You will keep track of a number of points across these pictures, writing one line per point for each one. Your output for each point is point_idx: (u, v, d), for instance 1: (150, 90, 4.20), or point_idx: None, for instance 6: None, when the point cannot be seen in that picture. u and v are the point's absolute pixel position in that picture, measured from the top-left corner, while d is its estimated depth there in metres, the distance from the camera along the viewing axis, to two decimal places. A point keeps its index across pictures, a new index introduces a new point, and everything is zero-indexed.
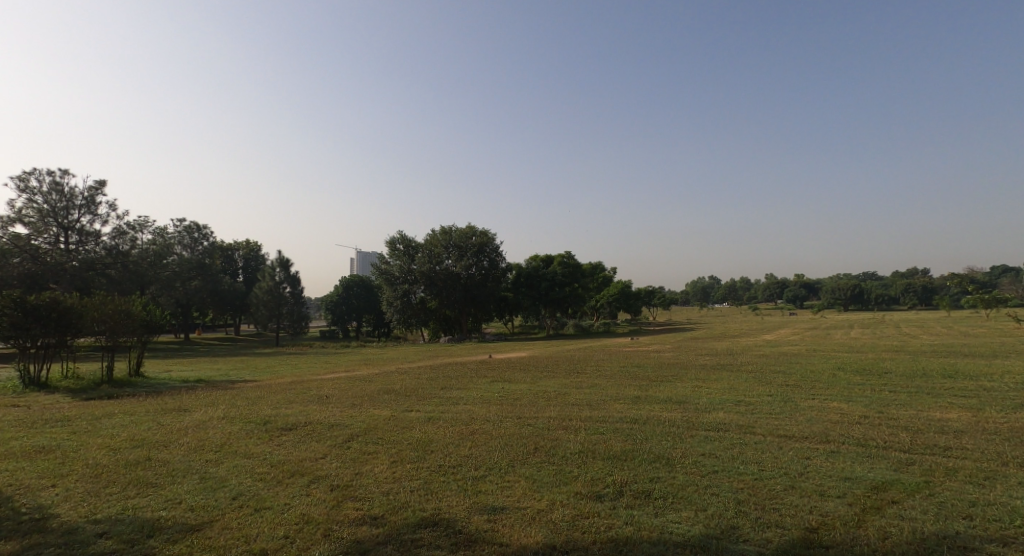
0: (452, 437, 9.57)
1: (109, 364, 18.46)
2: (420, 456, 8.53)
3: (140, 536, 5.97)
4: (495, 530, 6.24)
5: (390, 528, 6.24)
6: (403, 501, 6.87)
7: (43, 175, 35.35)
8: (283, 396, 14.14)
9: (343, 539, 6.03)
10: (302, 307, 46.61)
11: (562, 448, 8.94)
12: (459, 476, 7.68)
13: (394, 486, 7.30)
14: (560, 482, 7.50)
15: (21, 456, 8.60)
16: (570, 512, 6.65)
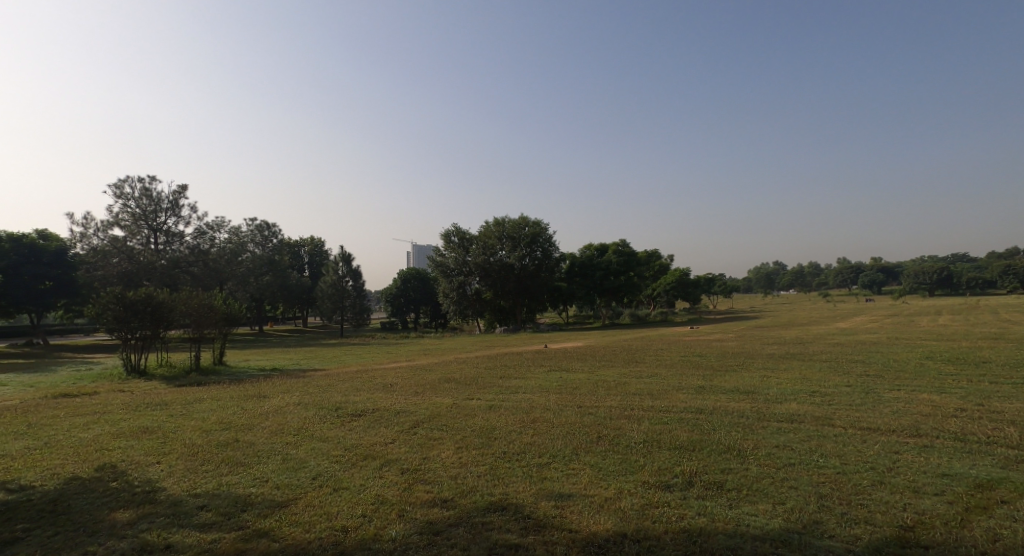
0: (514, 424, 9.70)
1: (196, 354, 19.81)
2: (485, 442, 8.70)
3: (235, 509, 6.37)
4: (564, 517, 6.27)
5: (460, 511, 6.41)
6: (472, 485, 7.03)
7: (136, 182, 38.14)
8: (351, 384, 14.74)
9: (418, 520, 6.22)
10: (364, 298, 48.19)
11: (627, 437, 8.85)
12: (524, 463, 7.78)
13: (462, 471, 7.49)
14: (626, 471, 7.46)
15: (127, 436, 9.37)
16: (639, 501, 6.61)
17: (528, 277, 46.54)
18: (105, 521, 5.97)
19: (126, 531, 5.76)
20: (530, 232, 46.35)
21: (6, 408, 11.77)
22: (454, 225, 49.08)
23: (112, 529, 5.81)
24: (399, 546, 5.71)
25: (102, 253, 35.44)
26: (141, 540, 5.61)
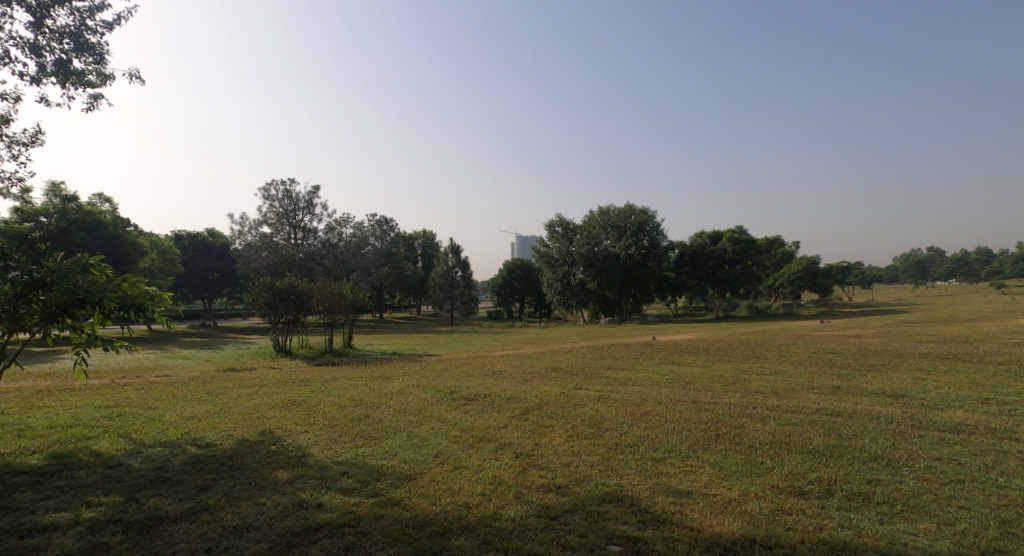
0: (626, 416, 9.46)
1: (329, 337, 21.58)
2: (597, 432, 8.54)
3: (369, 478, 6.76)
4: (684, 514, 5.96)
5: (575, 498, 6.31)
6: (585, 474, 6.92)
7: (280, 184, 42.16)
8: (463, 369, 15.23)
9: (533, 503, 6.21)
10: (472, 288, 49.49)
11: (751, 436, 8.28)
12: (638, 456, 7.52)
13: (575, 459, 7.40)
14: (752, 473, 6.96)
15: (280, 407, 10.34)
16: (770, 505, 6.13)
17: (634, 268, 45.33)
18: (269, 478, 6.57)
19: (285, 488, 6.30)
20: (635, 220, 44.89)
21: (184, 377, 13.49)
22: (558, 215, 48.98)
23: (274, 486, 6.37)
24: (518, 526, 5.70)
25: (255, 248, 40.27)
26: (297, 497, 6.09)
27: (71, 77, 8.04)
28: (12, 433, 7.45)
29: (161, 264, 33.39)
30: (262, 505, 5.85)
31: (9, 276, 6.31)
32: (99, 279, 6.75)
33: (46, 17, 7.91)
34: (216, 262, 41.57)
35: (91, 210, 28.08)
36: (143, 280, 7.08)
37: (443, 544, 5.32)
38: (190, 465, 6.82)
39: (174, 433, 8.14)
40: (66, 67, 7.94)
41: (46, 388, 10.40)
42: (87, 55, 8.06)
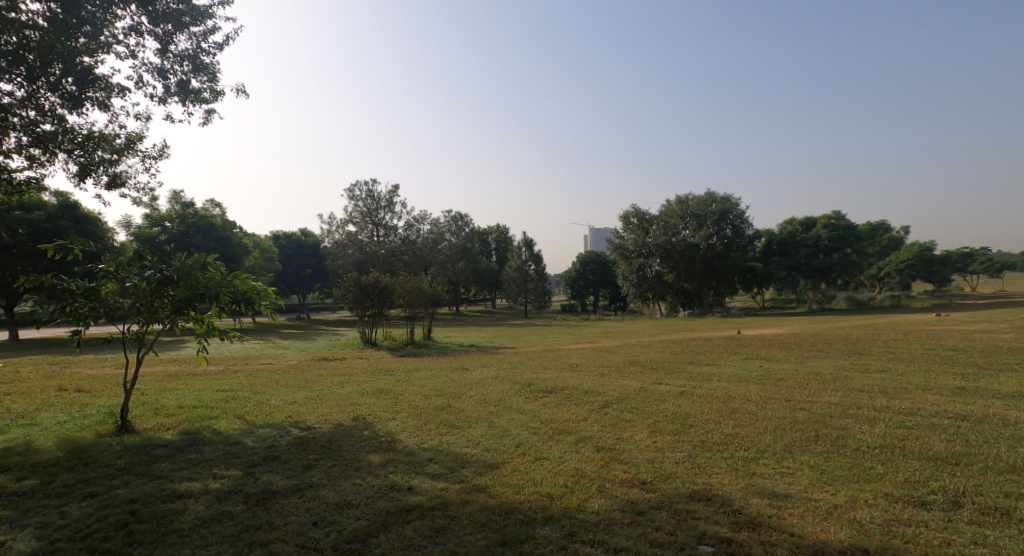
0: (712, 413, 9.28)
1: (410, 330, 22.52)
2: (681, 429, 8.43)
3: (455, 464, 6.98)
4: (782, 518, 5.76)
5: (661, 495, 6.22)
6: (671, 471, 6.83)
7: (363, 184, 44.12)
8: (541, 362, 15.43)
9: (619, 497, 6.16)
10: (546, 282, 49.47)
11: (854, 439, 7.88)
12: (727, 455, 7.35)
13: (658, 455, 7.34)
14: (860, 479, 6.63)
15: (369, 395, 10.96)
16: (882, 514, 5.82)
17: (716, 259, 43.71)
18: (364, 461, 7.02)
19: (379, 471, 6.68)
20: (717, 208, 43.20)
21: (285, 365, 14.59)
22: (634, 206, 48.17)
23: (369, 468, 6.78)
24: (604, 519, 5.67)
25: (342, 246, 42.43)
26: (390, 479, 6.41)
27: (189, 96, 8.86)
28: (148, 411, 8.42)
29: (263, 262, 36.08)
30: (360, 485, 6.24)
31: (144, 274, 7.15)
32: (217, 276, 7.51)
33: (168, 43, 8.75)
34: (309, 260, 44.25)
35: (205, 213, 30.80)
36: (252, 276, 7.79)
37: (529, 532, 5.39)
38: (296, 446, 7.42)
39: (279, 416, 8.85)
40: (186, 87, 8.76)
41: (172, 372, 11.65)
42: (203, 75, 8.87)
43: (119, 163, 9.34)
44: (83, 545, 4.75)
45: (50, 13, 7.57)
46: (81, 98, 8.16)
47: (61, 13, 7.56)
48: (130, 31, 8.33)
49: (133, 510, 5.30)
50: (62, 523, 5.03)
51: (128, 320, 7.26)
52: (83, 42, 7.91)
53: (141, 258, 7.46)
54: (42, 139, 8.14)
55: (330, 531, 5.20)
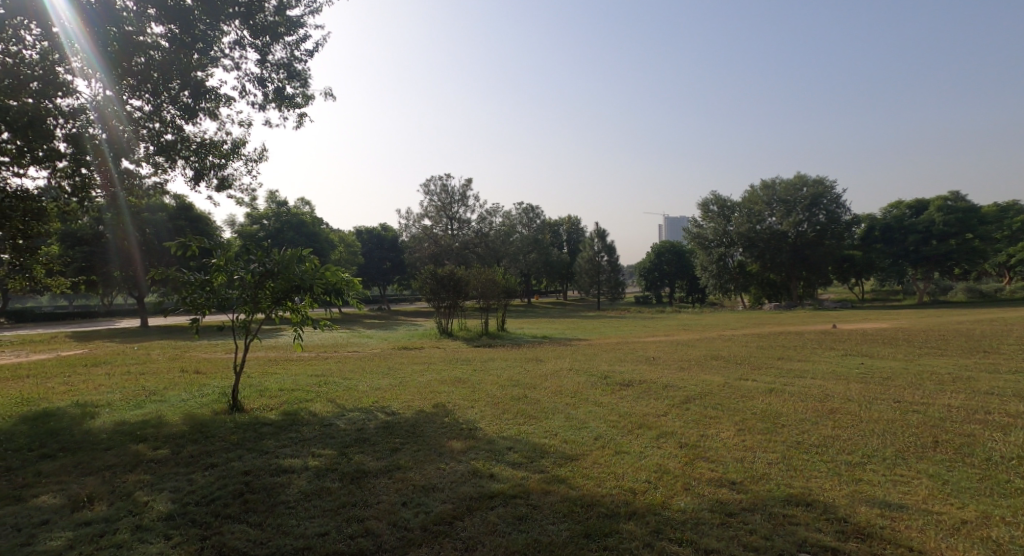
0: (807, 413, 8.85)
1: (484, 320, 22.99)
2: (772, 429, 8.09)
3: (534, 454, 7.04)
4: (898, 529, 5.34)
5: (754, 496, 5.90)
6: (763, 472, 6.50)
7: (437, 180, 45.23)
8: (616, 354, 15.31)
9: (707, 497, 5.90)
10: (619, 273, 48.73)
11: (984, 449, 7.26)
12: (829, 458, 6.94)
13: (749, 455, 7.02)
14: (994, 493, 6.08)
15: (448, 383, 11.35)
16: (1022, 534, 5.27)
17: (807, 247, 41.12)
18: (446, 447, 7.30)
19: (461, 457, 6.91)
20: (807, 194, 40.78)
21: (369, 352, 15.36)
22: (713, 192, 46.60)
23: (451, 454, 7.03)
24: (691, 518, 5.47)
25: (419, 239, 43.81)
26: (473, 466, 6.61)
27: (284, 101, 9.47)
28: (254, 392, 9.17)
29: (348, 255, 38.02)
30: (444, 470, 6.48)
31: (249, 268, 7.81)
32: (311, 268, 8.09)
33: (266, 53, 9.37)
34: (388, 253, 46.08)
35: (297, 212, 32.79)
36: (341, 268, 8.34)
37: (612, 525, 5.33)
38: (383, 429, 7.84)
39: (367, 401, 9.37)
40: (282, 94, 9.38)
41: (273, 357, 12.61)
42: (297, 81, 9.45)
43: (226, 166, 10.12)
44: (208, 509, 5.28)
45: (170, 33, 8.32)
46: (196, 109, 8.95)
47: (179, 33, 8.30)
48: (234, 45, 9.00)
49: (247, 481, 5.83)
50: (191, 489, 5.62)
51: (236, 310, 7.94)
52: (197, 58, 8.63)
53: (247, 253, 8.14)
54: (166, 148, 9.02)
55: (419, 512, 5.45)
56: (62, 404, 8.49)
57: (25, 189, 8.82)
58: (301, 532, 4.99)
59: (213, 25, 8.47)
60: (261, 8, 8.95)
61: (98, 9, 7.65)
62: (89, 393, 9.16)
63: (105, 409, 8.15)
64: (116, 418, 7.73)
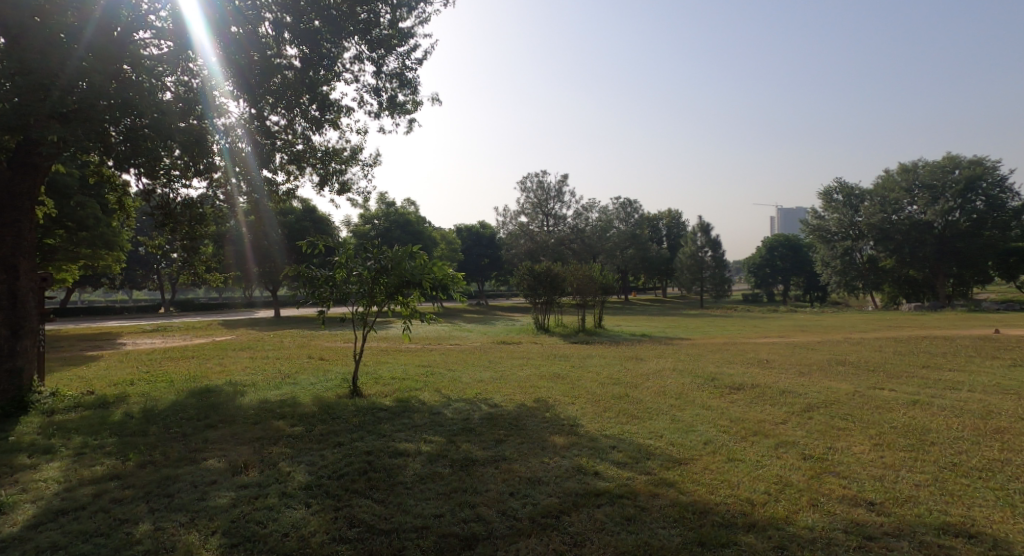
0: (962, 432, 7.96)
1: (581, 317, 22.91)
2: (917, 446, 7.36)
3: (640, 456, 6.96)
4: None
5: (899, 521, 5.41)
6: (910, 495, 5.91)
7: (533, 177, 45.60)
8: (722, 355, 14.66)
9: (840, 516, 5.51)
10: (724, 269, 46.48)
11: None
12: (993, 485, 6.19)
13: (890, 474, 6.44)
14: None
15: (547, 379, 11.48)
16: None
17: (959, 239, 36.70)
18: (549, 441, 7.42)
19: (565, 453, 7.00)
20: (960, 176, 36.83)
21: (470, 346, 15.86)
22: (837, 179, 43.28)
23: (555, 449, 7.14)
24: (821, 538, 5.14)
25: (516, 236, 44.41)
26: (577, 462, 6.68)
27: (396, 108, 10.02)
28: (370, 379, 9.85)
29: (449, 251, 39.47)
30: (548, 464, 6.60)
31: (367, 265, 8.40)
32: (420, 264, 8.51)
33: (381, 65, 9.97)
34: (486, 250, 47.24)
35: (403, 211, 34.50)
36: (447, 264, 8.70)
37: (729, 535, 5.15)
38: (488, 420, 8.11)
39: (470, 392, 9.73)
40: (394, 101, 9.92)
41: (384, 347, 13.42)
42: (407, 89, 9.96)
43: (347, 171, 10.87)
44: (339, 483, 5.76)
45: (302, 54, 9.10)
46: (322, 120, 9.72)
47: (309, 53, 9.07)
48: (354, 59, 9.65)
49: (370, 460, 6.29)
50: (323, 463, 6.16)
51: (355, 303, 8.56)
52: (323, 73, 9.35)
53: (363, 250, 8.71)
54: (297, 156, 9.89)
55: (526, 503, 5.60)
56: (215, 382, 9.62)
57: (189, 197, 10.27)
58: (418, 512, 5.31)
59: (336, 43, 9.19)
60: (377, 24, 9.52)
61: (240, 40, 8.45)
62: (234, 373, 10.30)
63: (248, 387, 9.13)
64: (258, 396, 8.65)
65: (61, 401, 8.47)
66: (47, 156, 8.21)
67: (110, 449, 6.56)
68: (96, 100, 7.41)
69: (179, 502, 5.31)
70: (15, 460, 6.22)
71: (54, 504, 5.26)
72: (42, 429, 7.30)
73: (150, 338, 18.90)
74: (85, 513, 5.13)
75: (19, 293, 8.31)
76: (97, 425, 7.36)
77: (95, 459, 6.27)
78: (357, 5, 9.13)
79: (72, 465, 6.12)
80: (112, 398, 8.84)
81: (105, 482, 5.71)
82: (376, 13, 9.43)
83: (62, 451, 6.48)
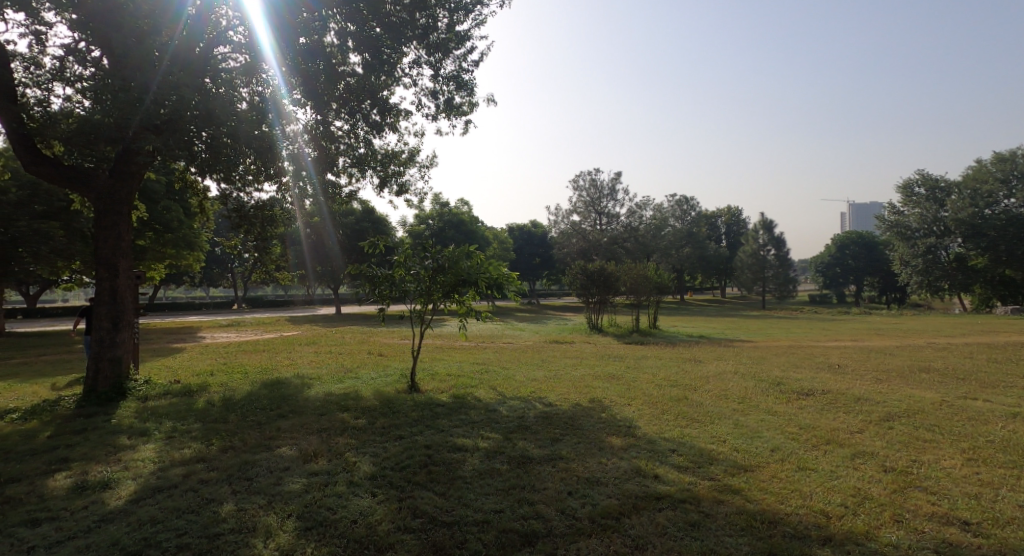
0: None
1: (636, 317, 22.52)
2: (1017, 463, 6.79)
3: (702, 460, 6.76)
4: None
5: (998, 542, 5.00)
6: (1009, 516, 5.46)
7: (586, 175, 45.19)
8: (788, 359, 14.06)
9: (929, 534, 5.16)
10: (788, 269, 44.76)
11: None
12: None
13: (984, 492, 5.97)
14: None
15: (602, 379, 11.33)
16: None
17: None
18: (606, 442, 7.31)
19: (623, 454, 6.88)
20: None
21: (523, 344, 15.87)
22: (918, 171, 40.58)
23: (613, 450, 7.03)
24: None
25: (568, 235, 44.18)
26: (637, 464, 6.55)
27: (453, 111, 10.11)
28: (427, 375, 10.00)
29: (502, 251, 39.67)
30: (607, 465, 6.49)
31: (425, 264, 8.54)
32: (476, 263, 8.57)
33: (438, 69, 10.08)
34: (538, 250, 47.19)
35: (456, 211, 34.95)
36: (502, 263, 8.70)
37: (802, 548, 4.91)
38: (543, 419, 8.07)
39: (524, 390, 9.72)
40: (451, 104, 10.02)
41: (439, 344, 13.59)
42: (464, 91, 10.04)
43: (405, 173, 11.06)
44: (402, 475, 5.85)
45: (363, 60, 9.29)
46: (382, 124, 9.91)
47: (370, 59, 9.25)
48: (413, 64, 9.80)
49: (430, 454, 6.37)
50: (387, 455, 6.28)
51: (413, 300, 8.70)
52: (384, 78, 9.52)
53: (422, 249, 8.83)
54: (359, 160, 10.21)
55: (586, 503, 5.53)
56: (284, 374, 10.02)
57: (260, 199, 10.71)
58: (479, 506, 5.33)
59: (395, 48, 9.36)
60: (435, 28, 9.62)
61: (309, 50, 8.70)
62: (300, 367, 10.69)
63: (314, 381, 9.45)
64: (324, 389, 8.93)
65: (152, 388, 9.03)
66: (144, 164, 8.69)
67: (196, 433, 6.92)
68: (185, 111, 7.75)
69: (257, 486, 5.54)
70: (115, 441, 6.68)
71: (150, 482, 5.59)
72: (137, 413, 7.80)
73: (223, 332, 19.93)
74: (176, 491, 5.42)
75: (118, 290, 8.85)
76: (183, 411, 7.79)
77: (182, 442, 6.63)
78: (416, 11, 9.27)
79: (163, 447, 6.50)
80: (195, 387, 9.35)
81: (193, 464, 6.03)
82: (434, 18, 9.53)
83: (154, 434, 6.89)
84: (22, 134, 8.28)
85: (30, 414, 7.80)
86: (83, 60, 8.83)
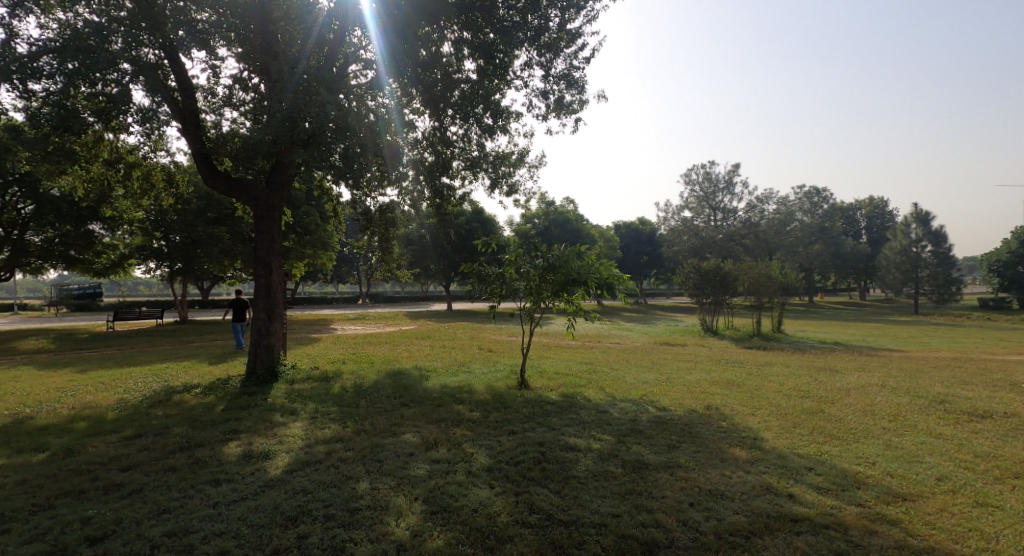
0: None
1: (757, 320, 20.86)
2: None
3: (847, 483, 5.91)
4: None
5: None
6: None
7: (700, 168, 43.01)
8: (950, 374, 12.19)
9: None
10: (950, 269, 39.20)
11: None
12: None
13: None
14: None
15: (721, 385, 10.50)
16: None
17: None
18: (729, 453, 6.64)
19: (749, 468, 6.21)
20: None
21: (632, 345, 15.22)
22: None
23: (736, 462, 6.37)
24: None
25: (679, 232, 42.30)
26: (766, 481, 5.85)
27: (563, 110, 9.82)
28: (536, 372, 9.82)
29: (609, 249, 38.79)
30: (731, 478, 5.87)
31: (535, 263, 8.33)
32: (588, 263, 8.21)
33: (549, 68, 9.81)
34: (646, 247, 45.60)
35: (563, 209, 34.69)
36: (613, 263, 8.29)
37: None
38: (658, 424, 7.55)
39: (636, 393, 9.22)
40: (561, 103, 9.74)
41: (547, 342, 13.36)
42: (574, 89, 9.71)
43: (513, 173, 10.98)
44: (518, 469, 5.66)
45: (478, 65, 9.27)
46: (495, 127, 9.85)
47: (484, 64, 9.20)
48: (524, 66, 9.63)
49: (543, 451, 6.13)
50: (501, 449, 6.13)
51: (521, 298, 8.55)
52: (497, 82, 9.44)
53: (532, 249, 8.63)
54: (472, 162, 10.24)
55: (710, 517, 5.00)
56: (405, 366, 10.30)
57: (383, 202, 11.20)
58: (596, 508, 5.00)
59: (508, 52, 9.21)
60: (547, 29, 9.32)
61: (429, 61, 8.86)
62: (417, 359, 10.95)
63: (432, 373, 9.60)
64: (440, 381, 9.02)
65: (298, 373, 9.64)
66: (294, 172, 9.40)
67: (335, 415, 7.21)
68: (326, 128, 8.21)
69: (388, 467, 5.60)
70: (271, 417, 7.12)
71: (300, 455, 5.85)
72: (286, 394, 8.33)
73: (353, 324, 21.18)
74: (322, 466, 5.62)
75: (273, 286, 9.46)
76: (323, 395, 8.20)
77: (324, 423, 6.92)
78: (529, 14, 9.03)
79: (309, 426, 6.82)
80: (333, 373, 9.84)
81: (332, 443, 6.25)
82: (547, 18, 9.22)
83: (302, 414, 7.28)
84: (202, 151, 9.16)
85: (207, 389, 8.60)
86: (246, 88, 9.61)
